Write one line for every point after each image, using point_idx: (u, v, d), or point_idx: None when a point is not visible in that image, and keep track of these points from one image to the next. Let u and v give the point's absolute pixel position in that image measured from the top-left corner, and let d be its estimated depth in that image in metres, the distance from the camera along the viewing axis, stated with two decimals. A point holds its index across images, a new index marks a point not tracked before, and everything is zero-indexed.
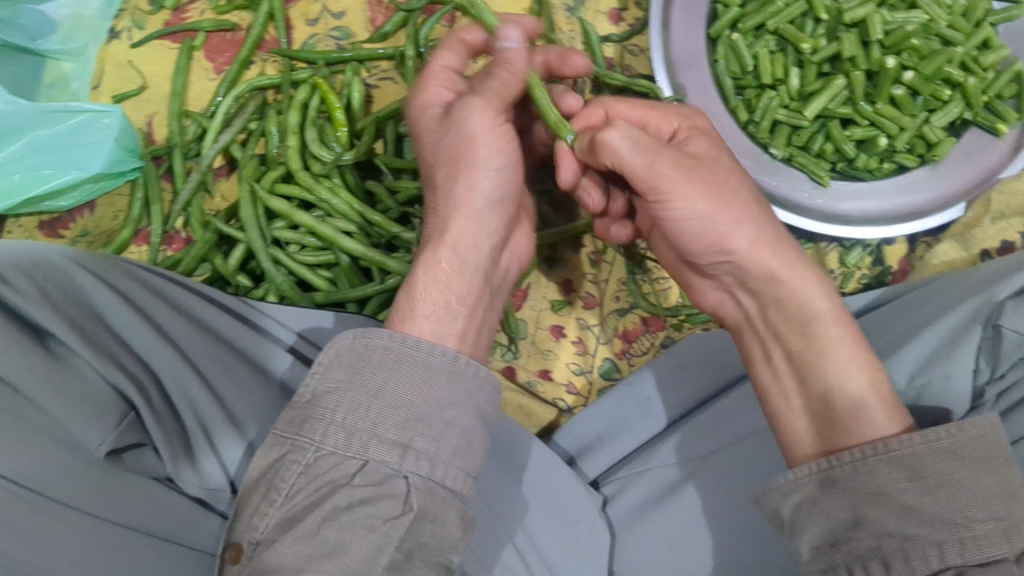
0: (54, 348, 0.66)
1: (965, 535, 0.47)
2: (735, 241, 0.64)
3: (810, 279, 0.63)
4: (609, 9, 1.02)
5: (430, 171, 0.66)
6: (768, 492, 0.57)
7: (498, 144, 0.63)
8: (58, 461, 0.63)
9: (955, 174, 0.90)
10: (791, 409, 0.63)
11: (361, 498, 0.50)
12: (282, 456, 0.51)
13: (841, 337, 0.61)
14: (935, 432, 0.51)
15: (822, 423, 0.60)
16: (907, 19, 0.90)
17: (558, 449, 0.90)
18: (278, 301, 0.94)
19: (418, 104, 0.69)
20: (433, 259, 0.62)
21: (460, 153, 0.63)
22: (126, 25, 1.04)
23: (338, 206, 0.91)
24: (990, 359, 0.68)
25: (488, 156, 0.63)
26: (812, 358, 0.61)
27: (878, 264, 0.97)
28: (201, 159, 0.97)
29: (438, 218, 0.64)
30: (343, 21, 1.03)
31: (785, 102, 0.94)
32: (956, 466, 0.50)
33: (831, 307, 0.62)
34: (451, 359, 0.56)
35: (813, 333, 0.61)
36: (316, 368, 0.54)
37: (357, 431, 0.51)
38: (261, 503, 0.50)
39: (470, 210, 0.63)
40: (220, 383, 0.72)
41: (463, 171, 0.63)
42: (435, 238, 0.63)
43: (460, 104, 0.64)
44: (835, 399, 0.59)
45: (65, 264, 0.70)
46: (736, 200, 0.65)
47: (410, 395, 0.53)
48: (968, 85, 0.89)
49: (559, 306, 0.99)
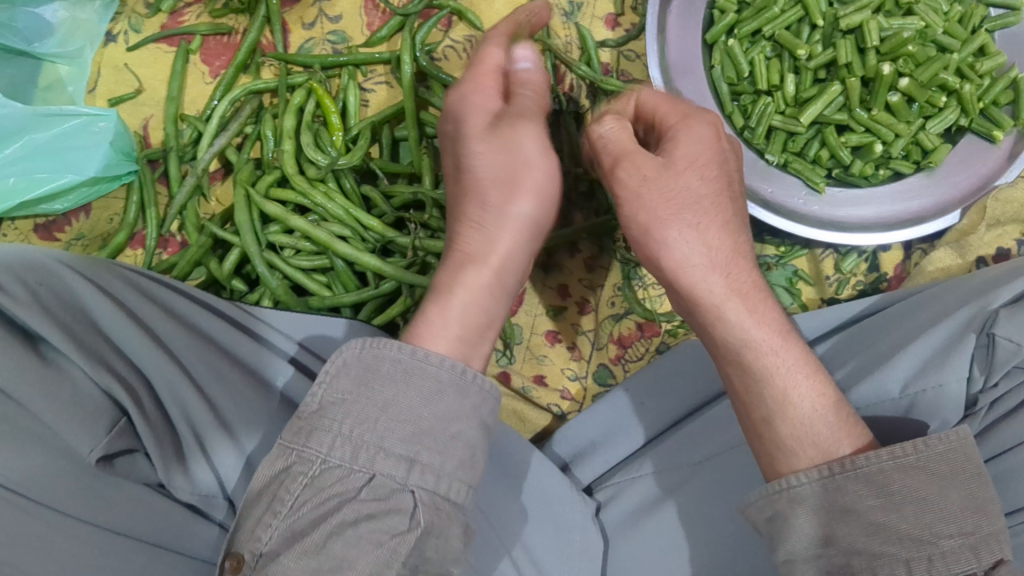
0: (46, 353, 0.66)
1: (932, 552, 0.49)
2: (701, 260, 0.60)
3: (763, 300, 0.61)
4: (606, 13, 1.01)
5: (474, 193, 0.64)
6: (749, 503, 0.57)
7: (551, 172, 0.64)
8: (49, 466, 0.63)
9: (951, 180, 0.90)
10: (745, 426, 0.63)
11: (367, 513, 0.50)
12: (288, 467, 0.51)
13: (792, 360, 0.60)
14: (902, 447, 0.51)
15: (771, 443, 0.60)
16: (903, 25, 0.90)
17: (552, 454, 0.90)
18: (274, 304, 0.94)
19: (472, 112, 0.67)
20: (475, 278, 0.61)
21: (515, 173, 0.63)
22: (122, 28, 1.04)
23: (333, 210, 0.91)
24: (984, 368, 0.67)
25: (540, 180, 0.64)
26: (767, 380, 0.60)
27: (873, 271, 0.98)
28: (197, 163, 0.96)
29: (485, 236, 0.63)
30: (340, 25, 1.02)
31: (781, 107, 0.94)
32: (923, 481, 0.51)
33: (783, 328, 0.61)
34: (458, 372, 0.56)
35: (756, 357, 0.60)
36: (324, 375, 0.54)
37: (363, 444, 0.51)
38: (264, 513, 0.50)
39: (523, 234, 0.63)
40: (212, 390, 0.72)
41: (517, 190, 0.63)
42: (478, 257, 0.62)
43: (514, 124, 0.65)
44: (783, 423, 0.59)
45: (58, 268, 0.69)
46: (688, 205, 0.61)
47: (419, 409, 0.53)
48: (964, 92, 0.89)
49: (555, 311, 0.99)
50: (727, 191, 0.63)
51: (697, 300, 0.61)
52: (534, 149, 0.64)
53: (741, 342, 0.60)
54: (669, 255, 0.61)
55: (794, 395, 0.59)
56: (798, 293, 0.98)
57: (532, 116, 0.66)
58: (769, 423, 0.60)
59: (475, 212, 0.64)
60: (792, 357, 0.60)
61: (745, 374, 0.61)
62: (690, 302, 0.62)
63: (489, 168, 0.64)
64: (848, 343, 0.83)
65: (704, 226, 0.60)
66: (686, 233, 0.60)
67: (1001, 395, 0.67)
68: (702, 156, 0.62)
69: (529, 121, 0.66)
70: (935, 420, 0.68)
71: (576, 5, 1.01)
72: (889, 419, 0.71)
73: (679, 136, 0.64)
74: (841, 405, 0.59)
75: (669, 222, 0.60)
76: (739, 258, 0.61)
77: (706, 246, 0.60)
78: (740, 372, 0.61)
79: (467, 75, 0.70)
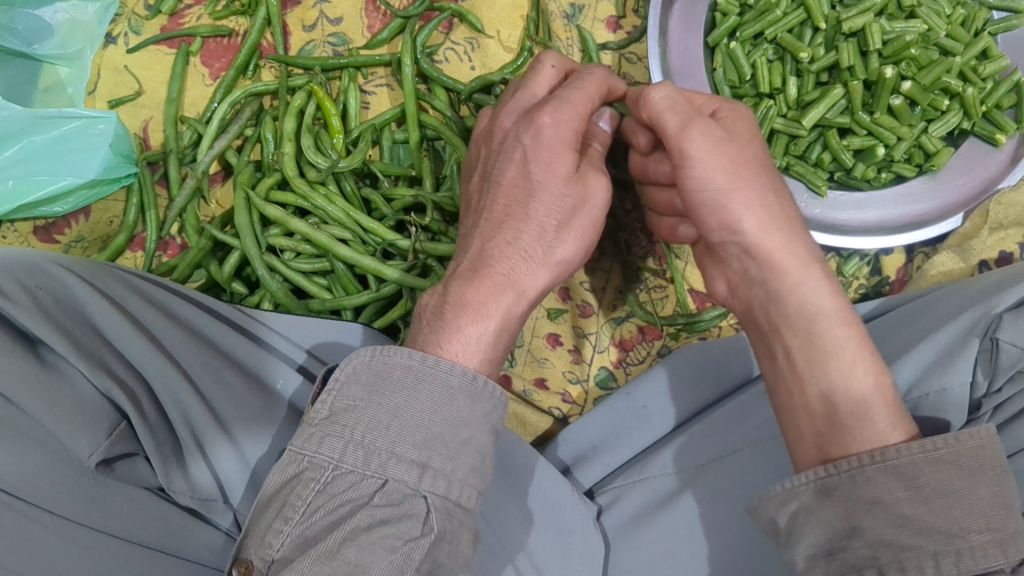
0: (46, 356, 0.66)
1: (961, 546, 0.47)
2: (775, 226, 0.62)
3: (830, 281, 0.62)
4: (607, 16, 1.01)
5: (531, 221, 0.63)
6: (764, 500, 0.58)
7: (598, 224, 0.66)
8: (48, 472, 0.63)
9: (953, 184, 0.90)
10: (796, 408, 0.62)
11: (380, 519, 0.50)
12: (300, 473, 0.51)
13: (856, 338, 0.60)
14: (933, 441, 0.51)
15: (831, 417, 0.58)
16: (906, 29, 0.89)
17: (553, 457, 0.89)
18: (274, 307, 0.94)
19: (559, 150, 0.64)
20: (510, 308, 0.62)
21: (576, 211, 0.64)
22: (122, 29, 1.04)
23: (333, 213, 0.91)
24: (988, 371, 0.67)
25: (590, 222, 0.65)
26: (831, 353, 0.60)
27: (875, 274, 0.97)
28: (197, 165, 0.96)
29: (530, 267, 0.63)
30: (341, 27, 1.02)
31: (783, 110, 0.95)
32: (954, 476, 0.50)
33: (849, 309, 0.62)
34: (470, 378, 0.55)
35: (824, 328, 0.60)
36: (333, 382, 0.54)
37: (376, 449, 0.52)
38: (275, 519, 0.50)
39: (559, 275, 0.65)
40: (212, 393, 0.72)
41: (570, 235, 0.64)
42: (521, 290, 0.62)
43: (590, 175, 0.65)
44: (844, 397, 0.58)
45: (58, 271, 0.69)
46: (752, 179, 0.62)
47: (429, 414, 0.53)
48: (967, 96, 0.88)
49: (556, 313, 0.99)
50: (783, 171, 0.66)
51: (769, 267, 0.63)
52: (596, 198, 0.66)
53: (809, 313, 0.61)
54: (731, 224, 0.63)
55: (856, 369, 0.59)
56: None
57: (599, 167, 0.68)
58: (830, 394, 0.59)
59: (531, 240, 0.63)
60: (849, 335, 0.60)
61: (810, 344, 0.61)
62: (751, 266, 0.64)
63: (562, 207, 0.63)
64: None
65: (769, 203, 0.62)
66: (754, 205, 0.62)
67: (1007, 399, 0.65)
68: (753, 160, 0.63)
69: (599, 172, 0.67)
70: (941, 424, 0.67)
71: (577, 8, 1.01)
72: None
73: (728, 116, 0.66)
74: (896, 395, 0.58)
75: (729, 199, 0.62)
76: (802, 237, 0.63)
77: (780, 219, 0.63)
78: (805, 342, 0.61)
79: (562, 91, 0.66)
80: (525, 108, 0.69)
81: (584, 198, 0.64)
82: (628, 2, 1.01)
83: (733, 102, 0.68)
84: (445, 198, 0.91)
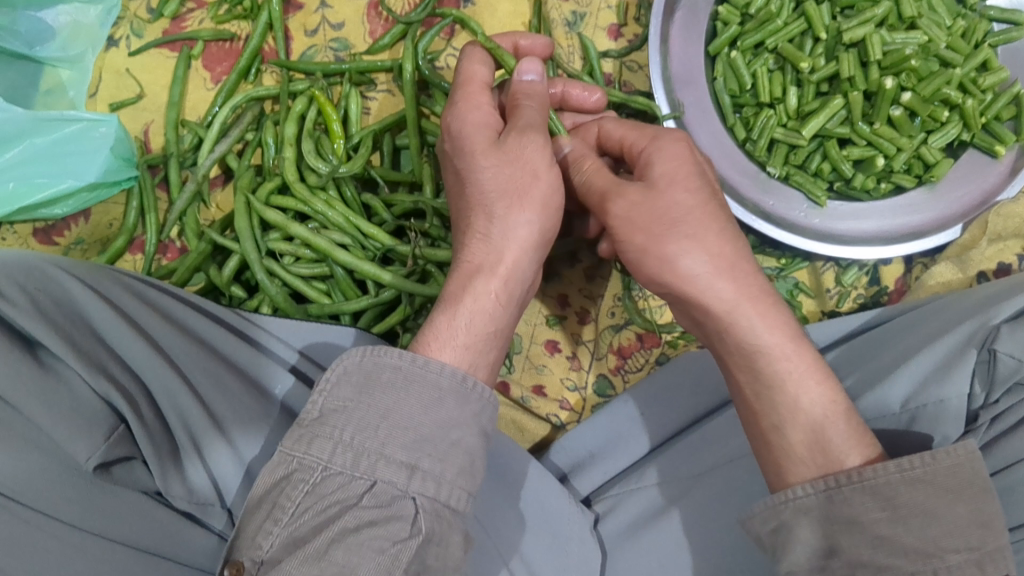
0: (45, 359, 0.66)
1: (939, 566, 0.50)
2: (705, 269, 0.64)
3: (773, 307, 0.64)
4: (609, 24, 1.01)
5: (477, 203, 0.67)
6: (751, 515, 0.59)
7: (554, 182, 0.68)
8: (45, 473, 0.62)
9: (952, 196, 0.91)
10: (762, 430, 0.64)
11: (369, 520, 0.50)
12: (289, 474, 0.51)
13: (802, 367, 0.62)
14: (910, 461, 0.53)
15: (783, 455, 0.62)
16: (906, 41, 0.89)
17: (551, 465, 0.89)
18: (273, 311, 0.94)
19: (473, 131, 0.69)
20: (483, 287, 0.64)
21: (523, 185, 0.67)
22: (124, 33, 1.04)
23: (333, 218, 0.91)
24: (985, 384, 0.67)
25: (547, 194, 0.67)
26: (778, 387, 0.62)
27: (873, 284, 0.97)
28: (197, 168, 0.96)
29: (488, 247, 0.66)
30: (342, 32, 1.02)
31: (783, 120, 0.94)
32: (930, 495, 0.52)
33: (795, 336, 0.63)
34: (459, 379, 0.56)
35: (766, 362, 0.63)
36: (324, 383, 0.55)
37: (365, 451, 0.52)
38: (265, 521, 0.50)
39: (531, 243, 0.67)
40: (211, 397, 0.72)
41: (520, 203, 0.66)
42: (488, 268, 0.65)
43: (517, 137, 0.68)
44: (793, 430, 0.61)
45: (59, 275, 0.70)
46: (707, 221, 0.66)
47: (419, 416, 0.54)
48: (967, 108, 0.89)
49: (555, 321, 0.99)
50: (724, 210, 0.68)
51: (709, 311, 0.65)
52: (542, 162, 0.67)
53: (751, 350, 0.64)
54: (673, 269, 0.66)
55: (805, 400, 0.61)
56: (799, 305, 0.97)
57: (535, 128, 0.69)
58: (779, 430, 0.62)
59: (482, 224, 0.67)
60: (800, 365, 0.62)
61: (760, 381, 0.63)
62: (701, 307, 0.66)
63: (492, 182, 0.67)
64: (849, 358, 0.83)
65: (701, 238, 0.65)
66: (700, 234, 0.65)
67: (1004, 410, 0.65)
68: (702, 197, 0.67)
69: (532, 132, 0.68)
70: (937, 434, 0.67)
71: (578, 16, 1.01)
72: (891, 432, 0.71)
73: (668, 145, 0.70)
74: (850, 413, 0.61)
75: (699, 238, 0.65)
76: (745, 260, 0.66)
77: (711, 249, 0.65)
78: (754, 381, 0.64)
79: (459, 94, 0.72)
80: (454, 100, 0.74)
81: (519, 164, 0.67)
82: (629, 12, 1.01)
83: (615, 119, 0.79)
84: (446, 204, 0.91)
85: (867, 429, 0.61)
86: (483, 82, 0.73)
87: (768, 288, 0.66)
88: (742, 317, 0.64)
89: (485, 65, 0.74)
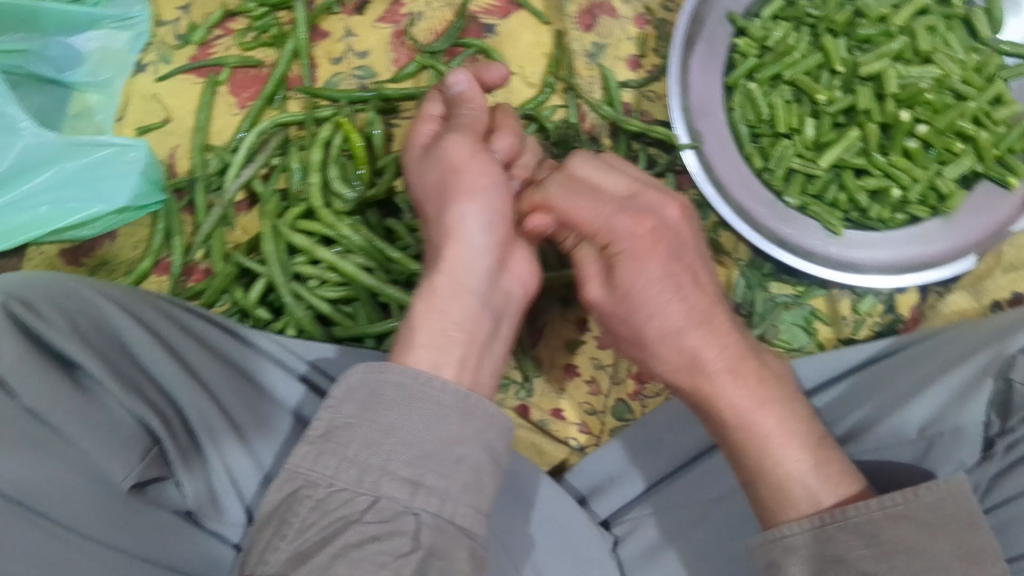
0: (83, 381, 0.67)
1: None
2: (677, 338, 0.65)
3: (745, 368, 0.65)
4: (629, 55, 1.03)
5: (427, 206, 0.70)
6: (752, 546, 0.60)
7: (478, 167, 0.67)
8: (82, 491, 0.63)
9: (965, 226, 0.93)
10: (739, 477, 0.65)
11: (370, 535, 0.50)
12: (296, 490, 0.52)
13: (768, 427, 0.63)
14: (891, 498, 0.55)
15: (760, 495, 0.63)
16: (921, 74, 0.92)
17: (569, 487, 0.91)
18: (298, 334, 0.94)
19: (417, 149, 0.73)
20: (429, 287, 0.63)
21: (447, 182, 0.67)
22: (152, 59, 1.06)
23: (358, 242, 0.92)
24: (1002, 412, 0.69)
25: (474, 180, 0.66)
26: (747, 448, 0.63)
27: (889, 312, 0.98)
28: (223, 194, 0.98)
29: (439, 249, 0.66)
30: (367, 61, 1.04)
31: (800, 151, 0.95)
32: (910, 530, 0.53)
33: (766, 396, 0.64)
34: (463, 395, 0.57)
35: (734, 428, 0.64)
36: (330, 400, 0.56)
37: (368, 467, 0.52)
38: (272, 537, 0.51)
39: (463, 235, 0.65)
40: (240, 417, 0.74)
41: (454, 199, 0.66)
42: (431, 268, 0.65)
43: (436, 146, 0.70)
44: (763, 484, 0.62)
45: (92, 295, 0.71)
46: (675, 293, 0.64)
47: (422, 432, 0.54)
48: (981, 140, 0.90)
49: (573, 346, 1.01)
50: (693, 273, 0.66)
51: (682, 380, 0.67)
52: (459, 156, 0.68)
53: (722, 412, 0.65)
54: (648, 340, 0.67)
55: (772, 457, 0.62)
56: (815, 332, 0.98)
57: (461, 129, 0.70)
58: (750, 484, 0.64)
59: (432, 226, 0.69)
60: (772, 423, 0.63)
61: (732, 444, 0.65)
62: (676, 377, 0.67)
63: (430, 189, 0.69)
64: (864, 386, 0.84)
65: (665, 310, 0.64)
66: (657, 314, 0.65)
67: (1018, 437, 0.66)
68: (665, 259, 0.64)
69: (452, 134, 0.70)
70: (953, 462, 0.68)
71: (599, 47, 1.03)
72: (905, 462, 0.71)
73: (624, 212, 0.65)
74: (819, 465, 0.61)
75: (659, 313, 0.65)
76: (713, 331, 0.65)
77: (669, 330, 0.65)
78: (727, 440, 0.65)
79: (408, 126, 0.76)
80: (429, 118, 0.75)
81: (449, 172, 0.67)
82: (648, 43, 1.04)
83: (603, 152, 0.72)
84: None
85: (840, 471, 0.61)
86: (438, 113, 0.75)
87: (742, 349, 0.66)
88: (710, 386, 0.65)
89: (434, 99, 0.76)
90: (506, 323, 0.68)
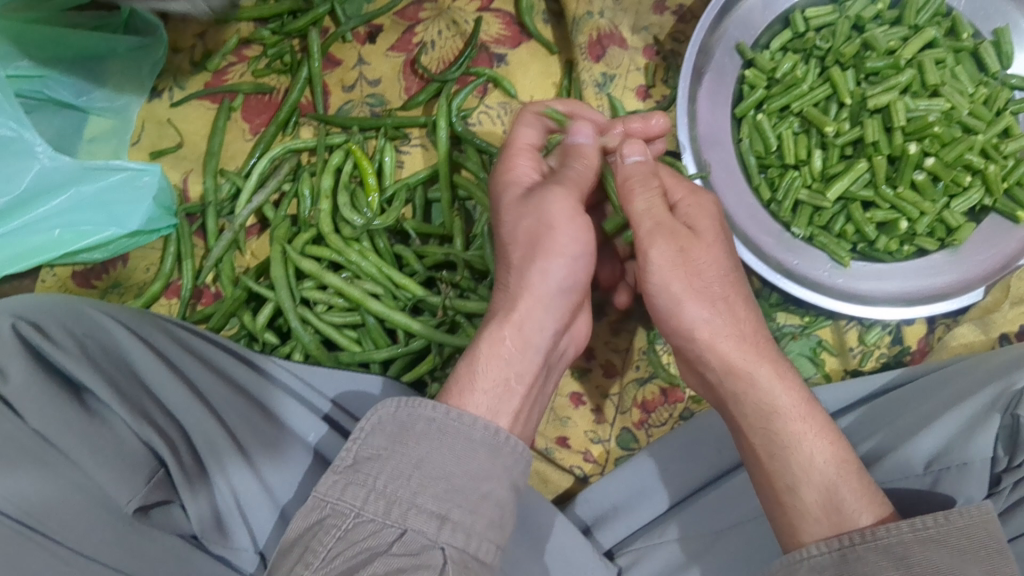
0: (91, 405, 0.68)
1: None
2: (720, 326, 0.68)
3: (784, 368, 0.67)
4: (637, 85, 1.04)
5: (510, 252, 0.71)
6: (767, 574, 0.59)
7: (573, 231, 0.68)
8: (88, 514, 0.65)
9: (975, 258, 0.92)
10: (766, 488, 0.66)
11: (397, 568, 0.49)
12: (322, 519, 0.51)
13: (814, 428, 0.64)
14: (921, 520, 0.53)
15: (781, 505, 0.64)
16: (929, 107, 0.92)
17: (575, 517, 0.90)
18: (304, 359, 0.95)
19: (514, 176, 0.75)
20: (497, 333, 0.66)
21: (537, 236, 0.69)
22: (167, 85, 1.08)
23: (366, 268, 0.93)
24: (1009, 448, 0.68)
25: (564, 241, 0.68)
26: (784, 447, 0.64)
27: (896, 344, 0.99)
28: (234, 218, 0.99)
29: (518, 286, 0.68)
30: (379, 88, 1.06)
31: (808, 182, 0.96)
32: (943, 557, 0.51)
33: (807, 398, 0.66)
34: (493, 432, 0.58)
35: (780, 423, 0.65)
36: (358, 433, 0.55)
37: (397, 500, 0.52)
38: (297, 564, 0.50)
39: (544, 284, 0.68)
40: (248, 442, 0.73)
41: (542, 253, 0.68)
42: (502, 314, 0.67)
43: (540, 192, 0.70)
44: (806, 491, 0.62)
45: (104, 321, 0.72)
46: (708, 285, 0.69)
47: (451, 466, 0.55)
48: (989, 173, 0.91)
49: (579, 374, 1.01)
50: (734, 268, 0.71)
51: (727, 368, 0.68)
52: (560, 215, 0.69)
53: (758, 408, 0.67)
54: (693, 326, 0.69)
55: (804, 460, 0.63)
56: (821, 363, 0.99)
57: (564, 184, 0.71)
58: (794, 493, 0.63)
59: (510, 270, 0.70)
60: (809, 425, 0.65)
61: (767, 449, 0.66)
62: (715, 371, 0.70)
63: (513, 235, 0.71)
64: (875, 416, 0.83)
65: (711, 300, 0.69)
66: (698, 309, 0.69)
67: None
68: (715, 265, 0.70)
69: (556, 188, 0.70)
70: (960, 496, 0.67)
71: (608, 77, 1.04)
72: (912, 494, 0.71)
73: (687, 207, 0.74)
74: (858, 473, 0.62)
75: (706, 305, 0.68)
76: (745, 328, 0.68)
77: (728, 317, 0.68)
78: (764, 437, 0.66)
79: (503, 157, 0.78)
80: (530, 145, 0.78)
81: (540, 219, 0.69)
82: (658, 73, 1.04)
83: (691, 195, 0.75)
84: (477, 257, 0.93)
85: (878, 492, 0.61)
86: (531, 145, 0.78)
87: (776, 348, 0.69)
88: (745, 374, 0.67)
89: (534, 128, 0.79)
90: (553, 376, 0.76)
